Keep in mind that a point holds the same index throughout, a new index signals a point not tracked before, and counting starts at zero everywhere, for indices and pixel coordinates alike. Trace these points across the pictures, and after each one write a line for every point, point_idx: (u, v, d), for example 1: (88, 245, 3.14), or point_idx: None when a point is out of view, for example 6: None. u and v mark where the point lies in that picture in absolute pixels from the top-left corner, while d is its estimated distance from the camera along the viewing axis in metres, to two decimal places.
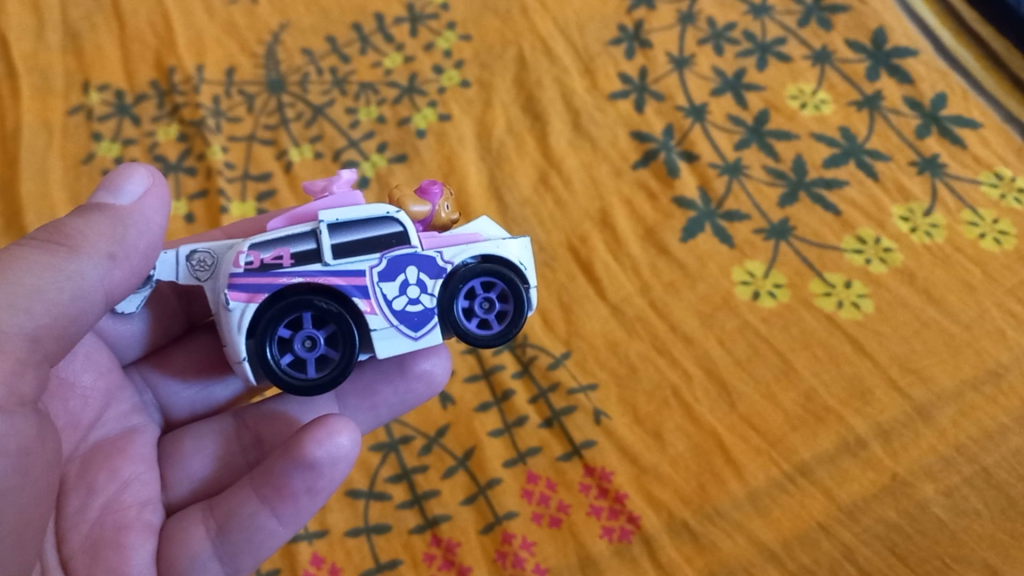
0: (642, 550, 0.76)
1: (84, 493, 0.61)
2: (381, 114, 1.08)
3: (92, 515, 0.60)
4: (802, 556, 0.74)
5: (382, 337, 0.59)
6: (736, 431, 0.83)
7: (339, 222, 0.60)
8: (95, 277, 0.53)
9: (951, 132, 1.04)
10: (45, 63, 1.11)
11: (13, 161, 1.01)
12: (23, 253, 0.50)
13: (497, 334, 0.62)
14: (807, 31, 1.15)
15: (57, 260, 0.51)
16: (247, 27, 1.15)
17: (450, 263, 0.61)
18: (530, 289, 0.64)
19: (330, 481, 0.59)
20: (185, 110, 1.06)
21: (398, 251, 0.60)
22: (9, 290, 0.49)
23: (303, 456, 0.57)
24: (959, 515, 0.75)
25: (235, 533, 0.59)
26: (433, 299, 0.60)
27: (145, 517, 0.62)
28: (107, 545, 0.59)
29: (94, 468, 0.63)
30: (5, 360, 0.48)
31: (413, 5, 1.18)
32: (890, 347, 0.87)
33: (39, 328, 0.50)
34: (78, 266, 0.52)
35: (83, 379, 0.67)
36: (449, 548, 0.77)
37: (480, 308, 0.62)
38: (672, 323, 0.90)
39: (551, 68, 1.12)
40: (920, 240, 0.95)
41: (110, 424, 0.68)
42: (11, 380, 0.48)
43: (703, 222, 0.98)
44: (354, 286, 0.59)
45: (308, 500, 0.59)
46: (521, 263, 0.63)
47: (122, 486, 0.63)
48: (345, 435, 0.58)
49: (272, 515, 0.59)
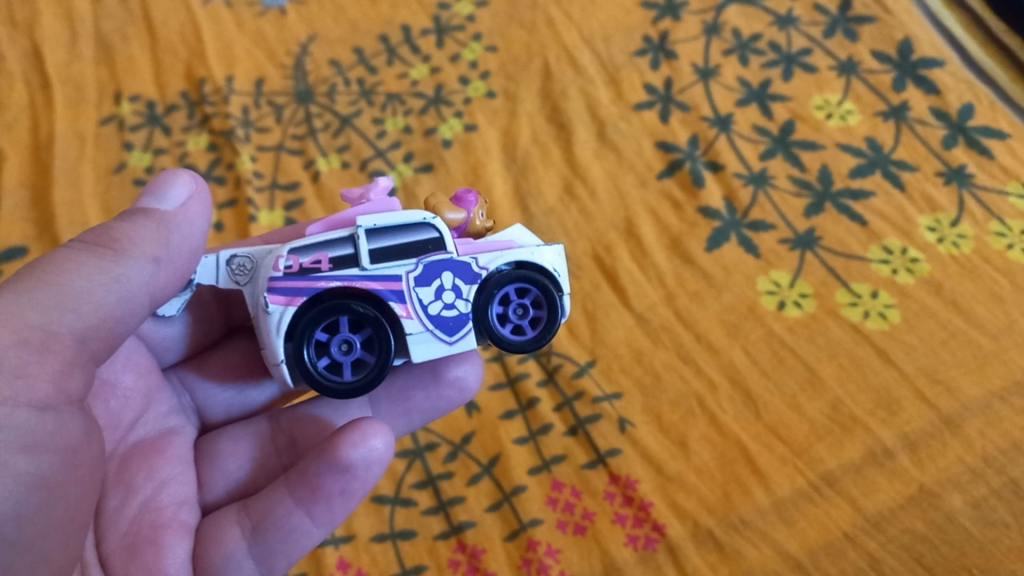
0: (666, 558, 0.76)
1: (123, 492, 0.62)
2: (407, 125, 1.09)
3: (130, 513, 0.61)
4: (827, 566, 0.74)
5: (417, 341, 0.60)
6: (762, 441, 0.82)
7: (377, 228, 0.61)
8: (142, 279, 0.54)
9: (979, 143, 1.03)
10: (78, 74, 1.13)
11: (47, 170, 1.03)
12: (71, 256, 0.51)
13: (530, 340, 0.62)
14: (833, 42, 1.15)
15: (105, 263, 0.52)
16: (276, 38, 1.17)
17: (485, 270, 0.61)
18: (563, 297, 0.64)
19: (363, 483, 0.59)
20: (215, 120, 1.08)
21: (437, 255, 0.61)
22: (57, 291, 0.50)
23: (337, 458, 0.58)
24: (987, 526, 0.75)
25: (271, 534, 0.60)
26: (468, 304, 0.60)
27: (181, 516, 0.63)
28: (145, 544, 0.59)
29: (133, 467, 0.64)
30: (54, 358, 0.49)
31: (439, 17, 1.19)
32: (917, 358, 0.86)
33: (86, 329, 0.51)
34: (125, 268, 0.53)
35: (123, 380, 0.68)
36: (473, 554, 0.77)
37: (513, 314, 0.63)
38: (697, 333, 0.90)
39: (576, 79, 1.13)
40: (947, 251, 0.94)
41: (148, 425, 0.69)
42: (59, 379, 0.49)
43: (728, 232, 0.98)
44: (391, 290, 0.59)
45: (341, 502, 0.60)
46: (554, 269, 0.63)
47: (159, 487, 0.64)
48: (379, 438, 0.59)
49: (307, 516, 0.60)
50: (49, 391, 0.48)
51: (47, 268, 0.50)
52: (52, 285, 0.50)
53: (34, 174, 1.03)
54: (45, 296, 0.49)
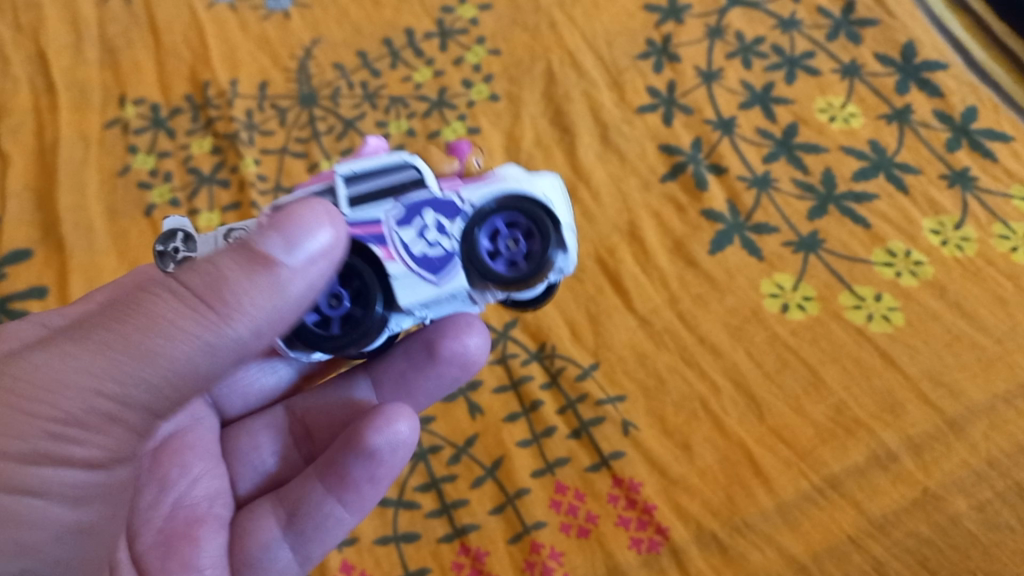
0: (670, 561, 0.76)
1: (157, 488, 0.64)
2: (411, 127, 1.09)
3: (164, 509, 0.64)
4: (830, 569, 0.75)
5: (403, 285, 0.57)
6: (765, 444, 0.83)
7: (354, 173, 0.58)
8: (237, 345, 0.48)
9: (982, 146, 1.03)
10: (82, 77, 1.13)
11: (52, 173, 1.03)
12: (168, 314, 0.46)
13: (522, 274, 0.58)
14: (836, 45, 1.15)
15: (202, 330, 0.46)
16: (279, 42, 1.17)
17: (469, 204, 0.58)
18: (561, 228, 0.59)
19: (390, 468, 0.62)
20: (219, 123, 1.08)
21: (422, 188, 0.58)
22: (138, 355, 0.45)
23: (366, 446, 0.60)
24: (991, 529, 0.76)
25: (304, 523, 0.63)
26: (453, 242, 0.58)
27: (214, 510, 0.65)
28: (180, 538, 0.62)
29: (165, 463, 0.66)
30: (113, 425, 0.47)
31: (443, 21, 1.20)
32: (921, 361, 0.87)
33: (162, 393, 0.47)
34: (219, 336, 0.47)
35: None
36: (477, 557, 0.78)
37: (504, 249, 0.59)
38: (700, 336, 0.90)
39: (579, 82, 1.13)
40: (951, 254, 0.94)
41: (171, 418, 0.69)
42: (115, 441, 0.47)
43: (731, 235, 0.98)
44: (370, 235, 0.57)
45: (370, 487, 0.62)
46: (547, 199, 0.59)
47: (191, 482, 0.66)
48: (406, 425, 0.61)
49: (340, 505, 0.63)
50: (101, 452, 0.47)
51: (143, 326, 0.46)
52: (136, 349, 0.45)
53: (40, 177, 1.04)
54: (124, 362, 0.45)
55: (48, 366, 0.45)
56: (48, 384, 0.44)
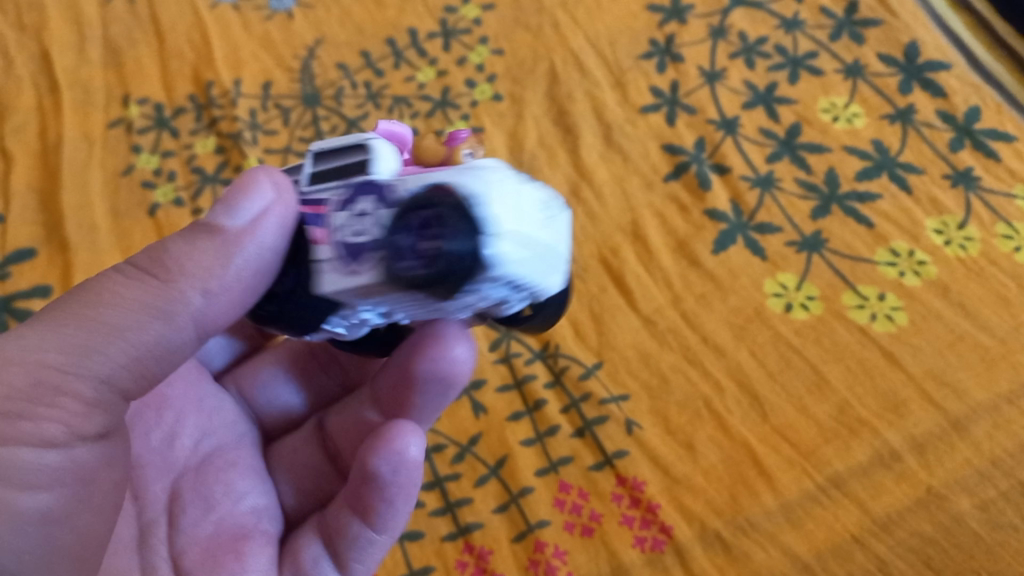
0: (674, 560, 0.77)
1: (201, 508, 0.61)
2: (414, 127, 1.09)
3: (206, 531, 0.60)
4: (834, 568, 0.76)
5: (320, 274, 0.45)
6: (769, 443, 0.83)
7: (323, 152, 0.50)
8: (190, 315, 0.48)
9: (985, 146, 1.03)
10: (86, 77, 1.13)
11: (56, 173, 1.03)
12: (114, 287, 0.47)
13: (423, 275, 0.41)
14: (839, 45, 1.15)
15: (150, 296, 0.47)
16: (283, 42, 1.17)
17: (401, 186, 0.43)
18: (496, 233, 0.41)
19: (410, 491, 0.57)
20: (223, 123, 1.08)
21: (377, 154, 0.46)
22: (87, 324, 0.45)
23: (370, 472, 0.56)
24: (995, 529, 0.76)
25: (342, 545, 0.60)
26: (374, 224, 0.43)
27: (261, 526, 0.63)
28: (226, 553, 0.59)
29: (207, 479, 0.63)
30: (67, 401, 0.45)
31: (446, 21, 1.20)
32: (924, 360, 0.87)
33: (116, 370, 0.46)
34: (170, 301, 0.47)
35: (171, 390, 0.65)
36: (481, 555, 0.78)
37: (417, 242, 0.41)
38: (704, 335, 0.90)
39: (583, 82, 1.13)
40: (954, 253, 0.95)
41: (213, 433, 0.67)
42: (71, 419, 0.45)
43: (735, 234, 0.98)
44: (312, 216, 0.47)
45: (391, 511, 0.58)
46: (477, 197, 0.41)
47: (235, 500, 0.63)
48: (416, 446, 0.57)
49: (368, 528, 0.59)
50: (57, 432, 0.44)
51: (90, 301, 0.46)
52: (84, 319, 0.45)
53: (43, 177, 1.04)
54: (72, 333, 0.45)
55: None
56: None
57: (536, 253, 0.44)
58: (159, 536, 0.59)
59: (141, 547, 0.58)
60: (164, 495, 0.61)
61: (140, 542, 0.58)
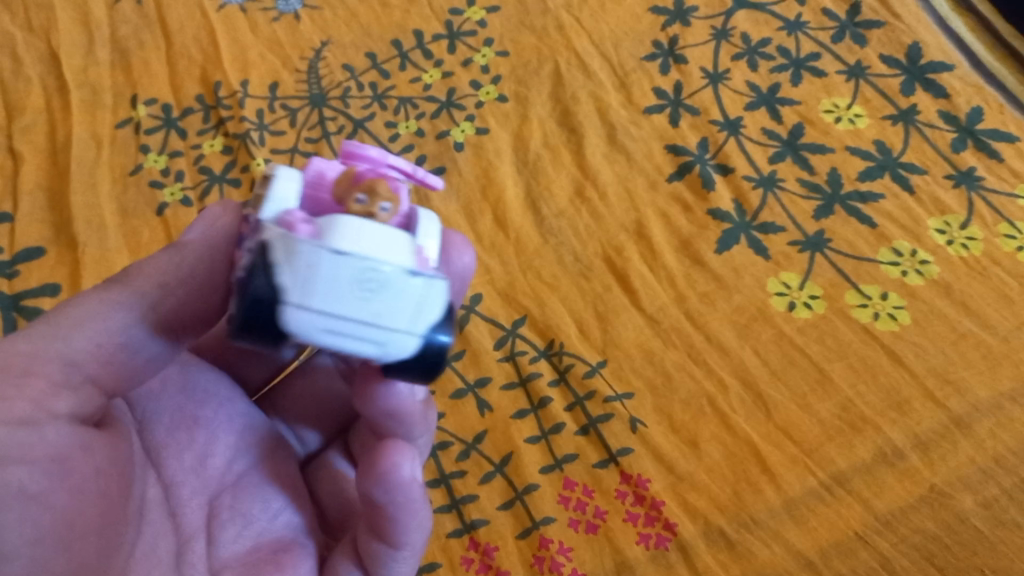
0: (678, 557, 0.78)
1: (238, 523, 0.62)
2: (420, 128, 1.10)
3: (242, 548, 0.61)
4: (838, 565, 0.77)
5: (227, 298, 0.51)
6: (772, 440, 0.84)
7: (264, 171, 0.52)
8: (147, 304, 0.56)
9: (988, 147, 1.05)
10: (94, 77, 1.14)
11: (64, 172, 1.04)
12: (83, 295, 0.56)
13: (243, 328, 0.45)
14: (842, 46, 1.16)
15: (108, 294, 0.56)
16: (289, 43, 1.18)
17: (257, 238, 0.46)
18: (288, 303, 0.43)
19: (413, 510, 0.55)
20: (230, 123, 1.09)
21: (276, 183, 0.48)
22: (52, 323, 0.54)
23: (373, 499, 0.54)
24: (998, 526, 0.78)
25: (372, 566, 0.59)
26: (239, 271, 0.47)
27: (296, 539, 0.64)
28: (268, 564, 0.61)
29: (246, 496, 0.63)
30: (36, 381, 0.51)
31: (451, 23, 1.20)
32: (926, 359, 0.88)
33: (82, 353, 0.54)
34: (125, 295, 0.56)
35: (205, 411, 0.64)
36: (487, 551, 0.79)
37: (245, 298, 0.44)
38: (707, 334, 0.91)
39: (587, 83, 1.13)
40: (956, 253, 0.96)
41: (250, 452, 0.65)
42: (41, 397, 0.51)
43: (738, 234, 0.98)
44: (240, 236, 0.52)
45: (403, 532, 0.56)
46: (276, 268, 0.43)
47: (272, 516, 0.64)
48: (407, 465, 0.53)
49: (391, 548, 0.58)
50: (28, 408, 0.50)
51: (60, 309, 0.55)
52: (51, 319, 0.54)
53: (52, 176, 1.05)
54: (42, 329, 0.54)
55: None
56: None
57: (349, 327, 0.44)
58: (197, 552, 0.60)
59: (178, 565, 0.59)
60: (201, 513, 0.61)
61: (177, 562, 0.59)
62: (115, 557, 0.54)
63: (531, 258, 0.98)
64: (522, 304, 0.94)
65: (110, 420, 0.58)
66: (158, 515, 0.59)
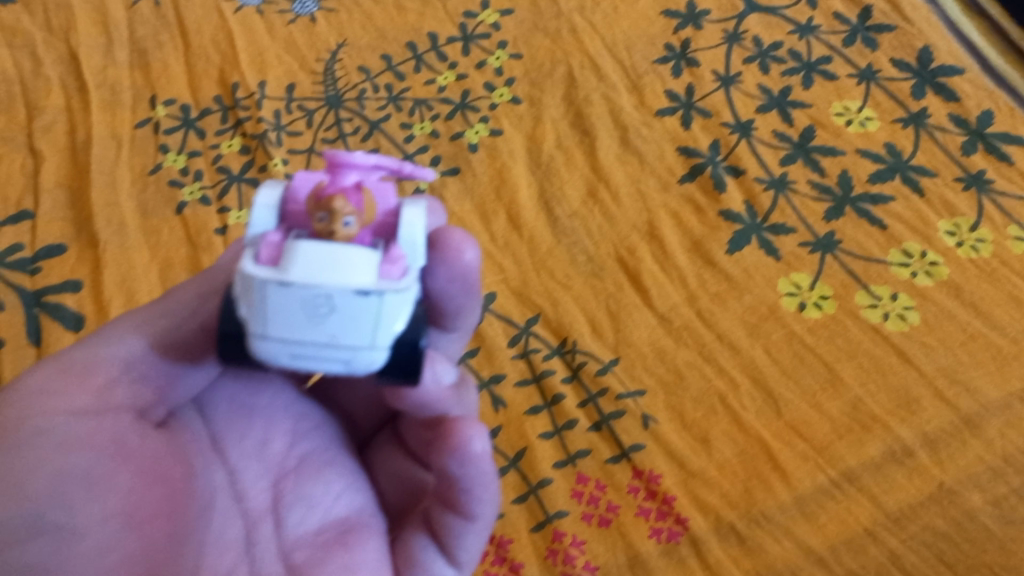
0: (690, 551, 0.78)
1: (303, 507, 0.61)
2: (434, 129, 1.11)
3: (308, 531, 0.61)
4: (849, 561, 0.77)
5: None
6: (783, 438, 0.84)
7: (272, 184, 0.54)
8: (183, 310, 0.61)
9: (998, 149, 1.06)
10: (113, 78, 1.16)
11: (85, 171, 1.06)
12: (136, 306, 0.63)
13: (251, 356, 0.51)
14: (853, 50, 1.17)
15: (154, 304, 0.62)
16: (306, 45, 1.19)
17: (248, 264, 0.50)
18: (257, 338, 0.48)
19: (484, 484, 0.55)
20: (248, 123, 1.11)
21: (258, 207, 0.51)
22: (105, 330, 0.61)
23: (448, 474, 0.55)
24: (1007, 524, 0.79)
25: (446, 541, 0.58)
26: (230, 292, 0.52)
27: (361, 519, 0.62)
28: (334, 544, 0.60)
29: (307, 479, 0.62)
30: (93, 378, 0.58)
31: (465, 25, 1.22)
32: (936, 359, 0.89)
33: (133, 353, 0.60)
34: (168, 305, 0.62)
35: (260, 400, 0.65)
36: (501, 545, 0.80)
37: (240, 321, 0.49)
38: (719, 333, 0.92)
39: (599, 86, 1.15)
40: (966, 255, 0.97)
41: (308, 438, 0.64)
42: (99, 392, 0.58)
43: (749, 235, 0.99)
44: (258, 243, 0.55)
45: (478, 501, 0.55)
46: (245, 300, 0.48)
47: (335, 498, 0.62)
48: (479, 440, 0.55)
49: (463, 519, 0.57)
50: (86, 401, 0.58)
51: (117, 317, 0.62)
52: (108, 326, 0.62)
53: (73, 174, 1.06)
54: (98, 336, 0.61)
55: (59, 356, 0.60)
56: (54, 362, 0.60)
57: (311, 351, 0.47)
58: (264, 534, 0.61)
59: (247, 549, 0.60)
60: (266, 496, 0.62)
61: (247, 544, 0.61)
62: (187, 539, 0.59)
63: (544, 257, 0.99)
64: (536, 303, 0.95)
65: (176, 415, 0.63)
66: (226, 500, 0.61)
